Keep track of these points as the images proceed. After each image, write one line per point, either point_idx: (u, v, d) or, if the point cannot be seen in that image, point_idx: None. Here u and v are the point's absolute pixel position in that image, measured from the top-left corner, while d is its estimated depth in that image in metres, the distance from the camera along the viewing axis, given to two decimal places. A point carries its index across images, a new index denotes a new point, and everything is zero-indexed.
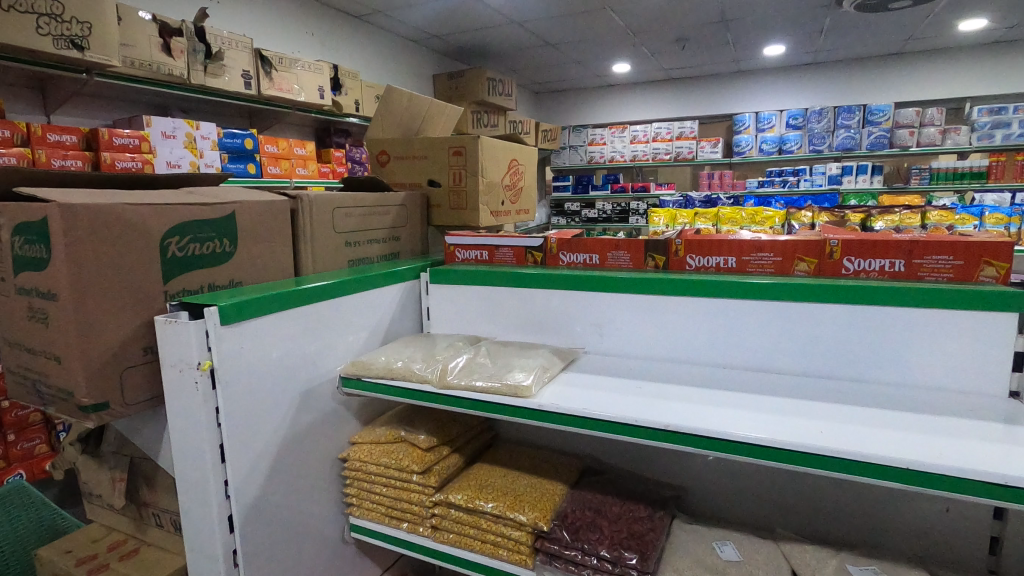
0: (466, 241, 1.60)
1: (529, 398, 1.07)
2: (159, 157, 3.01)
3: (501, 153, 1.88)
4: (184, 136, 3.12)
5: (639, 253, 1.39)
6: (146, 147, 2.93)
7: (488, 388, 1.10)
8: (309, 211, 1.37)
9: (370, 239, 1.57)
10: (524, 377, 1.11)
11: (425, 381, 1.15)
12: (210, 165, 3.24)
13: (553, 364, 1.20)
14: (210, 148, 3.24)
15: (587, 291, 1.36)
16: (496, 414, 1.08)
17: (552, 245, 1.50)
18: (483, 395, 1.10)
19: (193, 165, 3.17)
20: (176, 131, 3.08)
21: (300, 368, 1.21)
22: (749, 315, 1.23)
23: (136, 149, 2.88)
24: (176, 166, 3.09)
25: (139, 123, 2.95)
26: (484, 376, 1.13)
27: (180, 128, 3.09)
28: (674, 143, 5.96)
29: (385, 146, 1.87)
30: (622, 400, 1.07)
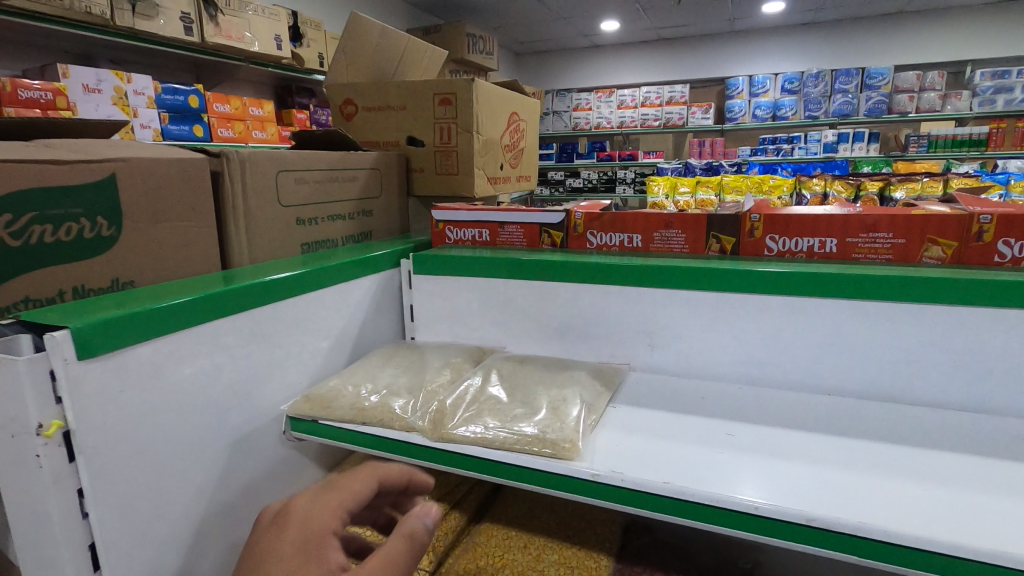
0: (460, 217, 1.22)
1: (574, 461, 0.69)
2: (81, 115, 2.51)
3: (500, 103, 1.48)
4: (112, 91, 2.61)
5: (697, 233, 1.03)
6: (64, 102, 2.42)
7: (506, 441, 0.73)
8: (242, 174, 0.96)
9: (332, 215, 1.17)
10: (561, 424, 0.74)
11: (411, 427, 0.78)
12: (146, 127, 2.78)
13: (598, 398, 0.83)
14: (147, 106, 2.77)
15: (629, 286, 1.00)
16: (520, 482, 0.71)
17: (576, 222, 1.12)
18: (500, 453, 0.72)
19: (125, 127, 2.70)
20: (102, 84, 2.57)
21: (227, 406, 0.83)
22: (866, 322, 0.87)
23: (48, 104, 2.37)
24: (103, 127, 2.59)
25: (52, 73, 2.43)
26: (499, 419, 0.76)
27: (106, 80, 2.58)
28: (663, 108, 5.52)
29: (350, 93, 1.45)
30: (714, 452, 0.71)
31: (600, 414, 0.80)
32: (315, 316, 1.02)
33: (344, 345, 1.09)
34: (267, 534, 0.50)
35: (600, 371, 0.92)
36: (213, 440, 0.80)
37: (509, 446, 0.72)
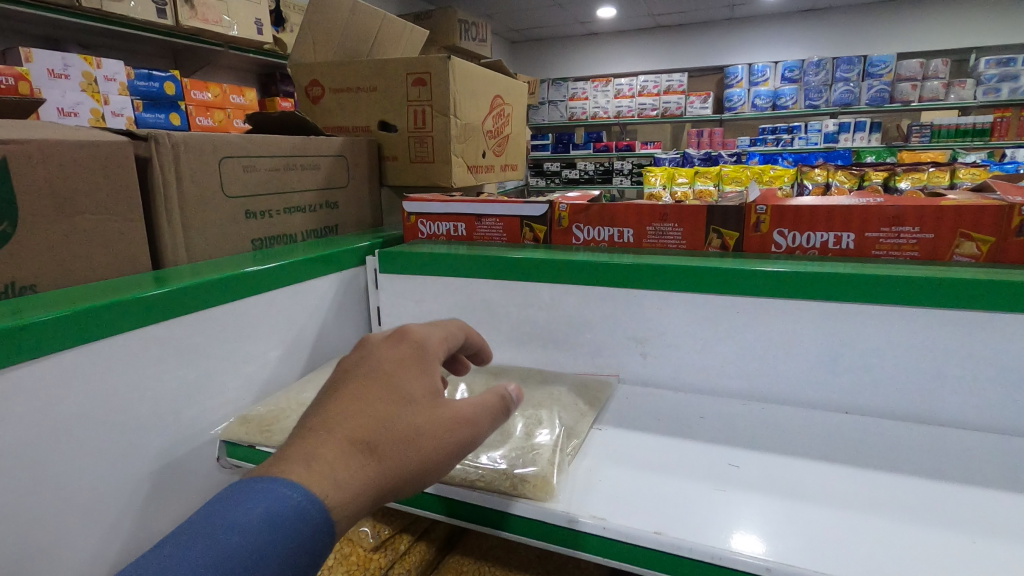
0: (433, 209, 1.10)
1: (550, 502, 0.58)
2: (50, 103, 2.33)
3: (482, 84, 1.36)
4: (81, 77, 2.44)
5: (696, 226, 0.92)
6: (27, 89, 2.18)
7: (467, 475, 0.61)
8: (176, 161, 0.84)
9: (289, 207, 1.05)
10: (533, 454, 0.62)
11: None
12: (119, 115, 2.60)
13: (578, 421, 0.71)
14: (119, 93, 2.59)
15: (619, 288, 0.88)
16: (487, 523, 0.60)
17: (561, 215, 1.01)
18: (464, 491, 0.61)
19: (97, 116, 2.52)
20: (69, 70, 2.40)
21: (149, 427, 0.72)
22: (889, 330, 0.76)
23: (8, 91, 2.11)
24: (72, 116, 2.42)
25: (13, 58, 2.26)
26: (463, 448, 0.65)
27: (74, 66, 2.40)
28: (662, 98, 5.40)
29: (317, 74, 1.33)
30: (715, 488, 0.60)
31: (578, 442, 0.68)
32: (264, 321, 0.90)
33: (299, 353, 0.98)
34: (374, 344, 0.49)
35: (583, 388, 0.81)
36: (130, 468, 0.70)
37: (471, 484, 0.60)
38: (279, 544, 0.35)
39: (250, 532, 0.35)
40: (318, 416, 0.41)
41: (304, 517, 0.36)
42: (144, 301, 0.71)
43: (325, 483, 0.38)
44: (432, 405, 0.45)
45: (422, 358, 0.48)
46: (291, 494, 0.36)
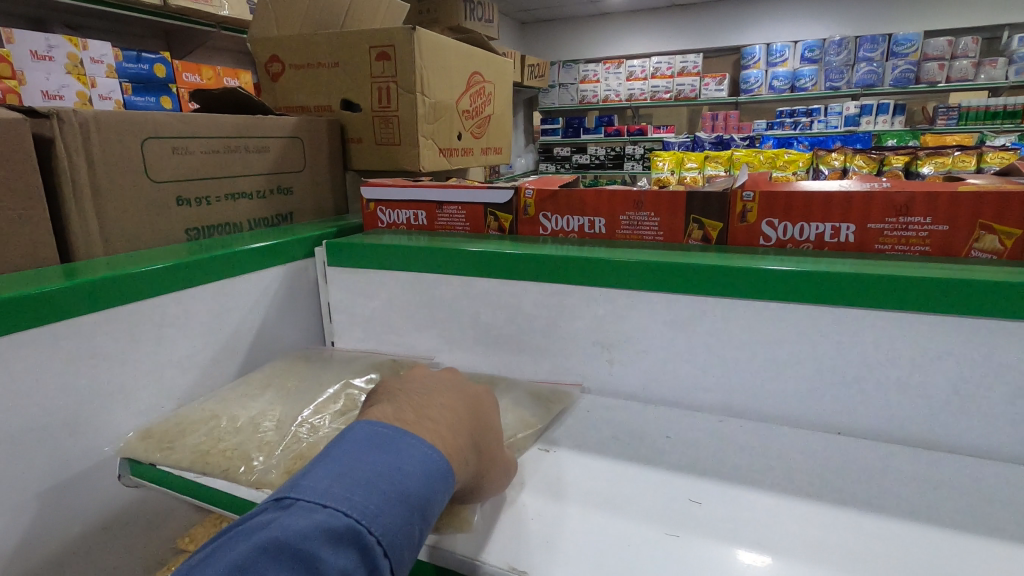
0: (392, 195, 1.01)
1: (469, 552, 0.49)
2: (30, 86, 1.90)
3: (456, 58, 1.24)
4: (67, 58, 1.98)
5: (675, 216, 0.81)
6: (8, 70, 1.82)
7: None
8: (85, 141, 0.75)
9: (231, 193, 0.96)
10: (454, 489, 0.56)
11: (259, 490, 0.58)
12: (108, 97, 2.12)
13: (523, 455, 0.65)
14: (107, 74, 2.11)
15: (585, 286, 0.78)
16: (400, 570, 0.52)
17: (527, 202, 0.90)
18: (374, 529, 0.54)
19: (83, 101, 2.06)
20: (54, 48, 1.94)
21: (38, 442, 0.64)
22: (888, 339, 0.65)
23: None
24: (54, 99, 1.97)
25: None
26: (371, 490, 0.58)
27: (59, 44, 1.94)
28: (675, 80, 5.18)
29: (277, 48, 1.22)
30: (664, 535, 0.52)
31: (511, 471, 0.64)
32: (193, 321, 0.82)
33: (236, 354, 0.90)
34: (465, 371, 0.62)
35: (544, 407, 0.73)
36: (15, 490, 0.62)
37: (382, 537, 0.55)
38: (432, 493, 0.43)
39: (417, 480, 0.42)
40: (449, 401, 0.52)
41: (444, 480, 0.45)
42: (56, 300, 0.64)
43: (452, 454, 0.47)
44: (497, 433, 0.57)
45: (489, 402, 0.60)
46: (437, 458, 0.45)
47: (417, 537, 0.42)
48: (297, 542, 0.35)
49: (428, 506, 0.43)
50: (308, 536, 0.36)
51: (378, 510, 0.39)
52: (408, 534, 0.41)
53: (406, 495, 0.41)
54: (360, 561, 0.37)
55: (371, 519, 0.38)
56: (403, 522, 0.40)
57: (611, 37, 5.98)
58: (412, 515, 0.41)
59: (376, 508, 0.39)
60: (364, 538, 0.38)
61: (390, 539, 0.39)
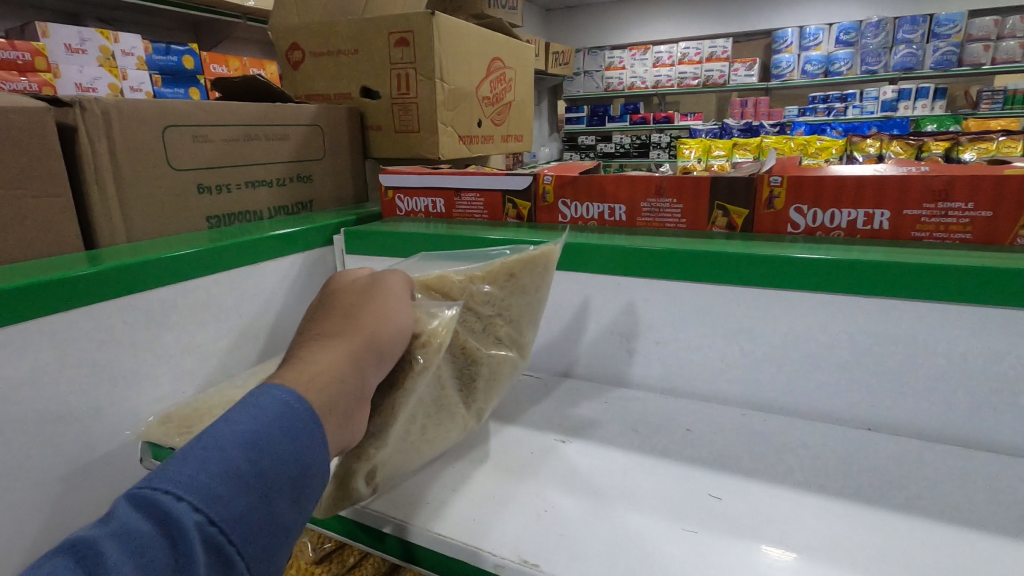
0: (409, 183, 1.00)
1: (478, 539, 0.49)
2: (64, 80, 1.95)
3: (475, 43, 1.23)
4: (98, 51, 2.02)
5: (697, 202, 0.78)
6: (44, 64, 1.86)
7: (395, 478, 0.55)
8: (107, 130, 0.76)
9: (251, 181, 0.97)
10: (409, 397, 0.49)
11: None
12: (138, 90, 2.16)
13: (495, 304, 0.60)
14: (137, 67, 2.14)
15: (602, 274, 0.76)
16: (414, 559, 0.53)
17: (546, 189, 0.88)
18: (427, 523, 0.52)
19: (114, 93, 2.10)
20: (86, 42, 1.98)
21: (63, 425, 0.66)
22: (921, 331, 0.62)
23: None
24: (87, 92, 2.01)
25: (29, 31, 1.89)
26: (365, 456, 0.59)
27: (91, 38, 1.98)
28: (703, 65, 5.05)
29: (297, 35, 1.22)
30: (678, 528, 0.51)
31: (497, 329, 0.61)
32: (214, 308, 0.83)
33: (254, 341, 0.91)
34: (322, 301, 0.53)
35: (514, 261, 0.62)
36: (42, 470, 0.64)
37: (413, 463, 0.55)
38: (264, 425, 0.36)
39: (239, 422, 0.36)
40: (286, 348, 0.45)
41: (294, 410, 0.37)
42: (78, 286, 0.65)
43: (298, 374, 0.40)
44: (370, 294, 0.48)
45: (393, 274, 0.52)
46: (280, 393, 0.38)
47: (264, 476, 0.35)
48: (79, 538, 0.31)
49: (264, 437, 0.36)
50: (92, 528, 0.31)
51: (178, 467, 0.33)
52: (237, 475, 0.34)
53: (223, 441, 0.35)
54: (154, 523, 0.31)
55: (167, 479, 0.33)
56: (215, 462, 0.34)
57: (637, 22, 5.85)
58: (233, 452, 0.34)
59: (176, 466, 0.33)
60: (157, 497, 0.32)
61: (195, 485, 0.32)
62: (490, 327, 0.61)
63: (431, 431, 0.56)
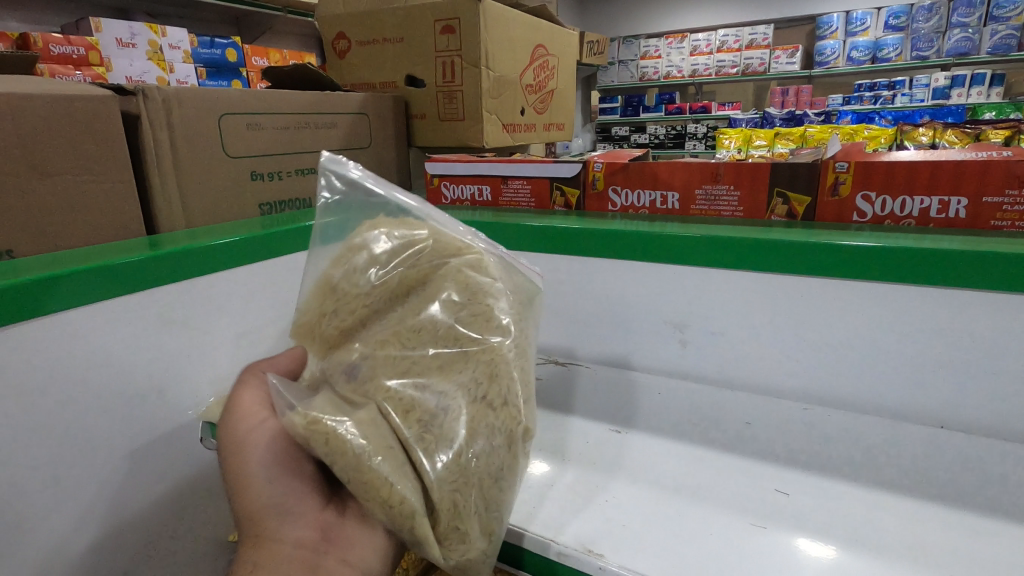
0: (456, 171, 1.00)
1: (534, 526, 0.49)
2: (116, 74, 2.01)
3: (520, 30, 1.21)
4: (147, 45, 2.07)
5: (756, 190, 0.75)
6: (97, 59, 1.93)
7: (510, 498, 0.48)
8: (167, 117, 0.78)
9: (301, 169, 0.98)
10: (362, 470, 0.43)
11: None
12: (184, 83, 2.21)
13: (386, 273, 0.52)
14: (184, 60, 2.19)
15: (656, 264, 0.74)
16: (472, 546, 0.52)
17: (596, 176, 0.87)
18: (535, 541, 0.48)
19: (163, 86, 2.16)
20: (136, 37, 2.03)
21: (130, 405, 0.68)
22: (1001, 326, 0.59)
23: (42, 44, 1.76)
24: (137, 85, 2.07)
25: (84, 27, 1.96)
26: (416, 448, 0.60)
27: (141, 33, 2.04)
28: (743, 54, 4.91)
29: (343, 25, 1.23)
30: (747, 525, 0.49)
31: (422, 268, 0.52)
32: (268, 294, 0.85)
33: None
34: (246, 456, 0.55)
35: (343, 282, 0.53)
36: (111, 447, 0.67)
37: (498, 472, 0.47)
38: None
39: None
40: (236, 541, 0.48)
41: None
42: (136, 268, 0.66)
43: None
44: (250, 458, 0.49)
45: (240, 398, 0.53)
46: None
47: None
48: None
49: None
50: None
51: None
52: None
53: None
54: None
55: None
56: None
57: (674, 9, 5.71)
58: None
59: None
60: None
61: None
62: (417, 276, 0.52)
63: (467, 415, 0.46)
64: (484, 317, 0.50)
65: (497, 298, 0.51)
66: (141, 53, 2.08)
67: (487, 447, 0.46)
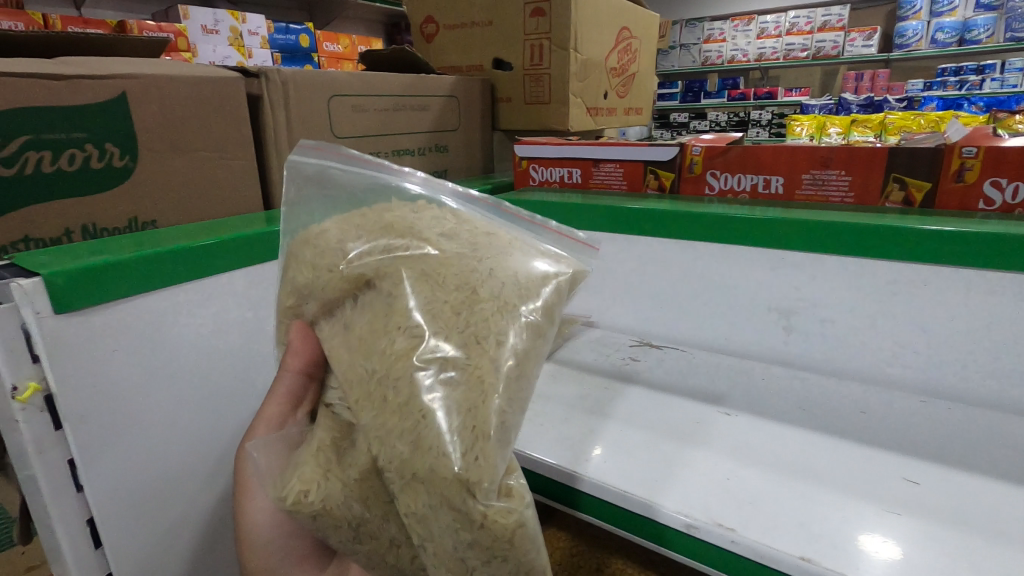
0: (547, 153, 1.01)
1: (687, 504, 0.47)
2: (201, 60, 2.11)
3: (607, 12, 1.20)
4: (229, 32, 2.17)
5: (871, 175, 0.73)
6: (184, 45, 2.03)
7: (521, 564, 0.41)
8: (285, 99, 0.82)
9: (397, 150, 1.01)
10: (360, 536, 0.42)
11: None
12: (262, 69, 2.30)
13: (323, 283, 0.46)
14: (261, 46, 2.28)
15: (765, 248, 0.73)
16: (600, 516, 0.51)
17: (694, 161, 0.86)
18: (687, 526, 0.46)
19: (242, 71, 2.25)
20: (219, 24, 2.13)
21: (255, 368, 0.73)
22: None
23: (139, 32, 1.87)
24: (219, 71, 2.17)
25: (174, 15, 2.06)
26: (525, 416, 0.61)
27: (223, 20, 2.13)
28: (814, 36, 4.67)
29: (431, 9, 1.25)
30: (878, 510, 0.47)
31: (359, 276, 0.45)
32: None
33: None
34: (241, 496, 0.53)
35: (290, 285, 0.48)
36: (238, 406, 0.72)
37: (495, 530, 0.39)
38: None
39: None
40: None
41: None
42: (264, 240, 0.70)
43: None
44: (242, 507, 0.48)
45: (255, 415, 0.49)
46: None
47: None
48: None
49: None
50: None
51: None
52: None
53: None
54: None
55: None
56: None
57: None
58: None
59: None
60: None
61: None
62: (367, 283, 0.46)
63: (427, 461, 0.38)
64: (412, 347, 0.41)
65: (442, 321, 0.42)
66: (222, 39, 2.18)
67: (461, 504, 0.38)
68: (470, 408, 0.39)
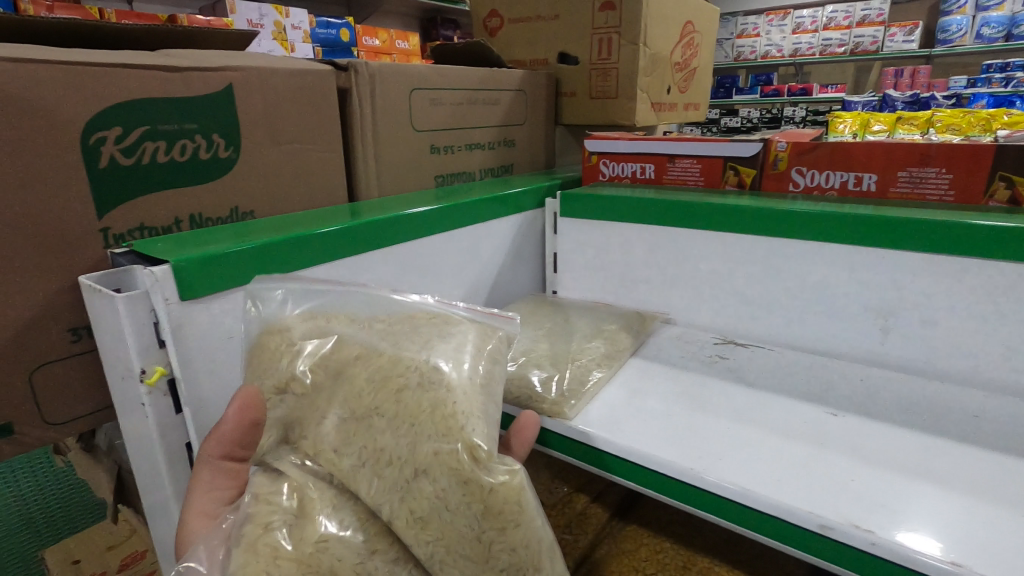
0: (619, 148, 1.00)
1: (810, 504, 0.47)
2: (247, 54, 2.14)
3: (675, 6, 1.19)
4: (274, 27, 2.19)
5: (974, 172, 0.71)
6: None
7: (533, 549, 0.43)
8: (372, 92, 0.82)
9: (468, 143, 1.01)
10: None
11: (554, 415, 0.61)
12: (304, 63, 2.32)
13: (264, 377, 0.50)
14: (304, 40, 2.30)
15: (861, 246, 0.71)
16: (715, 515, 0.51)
17: (779, 157, 0.85)
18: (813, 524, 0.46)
19: None
20: (264, 19, 2.15)
21: None
22: None
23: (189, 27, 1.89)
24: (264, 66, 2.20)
25: (222, 10, 2.09)
26: (626, 412, 0.61)
27: (268, 15, 2.16)
28: (852, 31, 4.55)
29: (496, 4, 1.26)
30: (1015, 516, 0.46)
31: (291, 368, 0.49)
32: (449, 262, 0.89)
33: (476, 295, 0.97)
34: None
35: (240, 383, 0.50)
36: None
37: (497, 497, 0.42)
38: None
39: None
40: None
41: None
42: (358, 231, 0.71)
43: None
44: None
45: (236, 489, 0.47)
46: None
47: None
48: None
49: None
50: None
51: None
52: None
53: None
54: None
55: None
56: None
57: None
58: None
59: None
60: None
61: None
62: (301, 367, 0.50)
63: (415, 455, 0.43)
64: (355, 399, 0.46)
65: (389, 369, 0.48)
66: (267, 34, 2.20)
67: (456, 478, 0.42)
68: (433, 408, 0.44)
